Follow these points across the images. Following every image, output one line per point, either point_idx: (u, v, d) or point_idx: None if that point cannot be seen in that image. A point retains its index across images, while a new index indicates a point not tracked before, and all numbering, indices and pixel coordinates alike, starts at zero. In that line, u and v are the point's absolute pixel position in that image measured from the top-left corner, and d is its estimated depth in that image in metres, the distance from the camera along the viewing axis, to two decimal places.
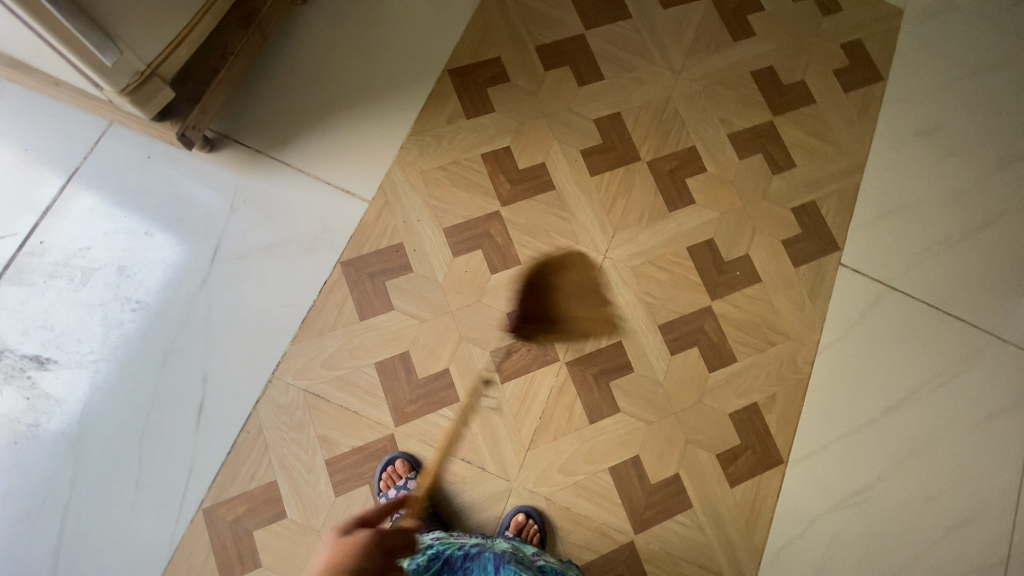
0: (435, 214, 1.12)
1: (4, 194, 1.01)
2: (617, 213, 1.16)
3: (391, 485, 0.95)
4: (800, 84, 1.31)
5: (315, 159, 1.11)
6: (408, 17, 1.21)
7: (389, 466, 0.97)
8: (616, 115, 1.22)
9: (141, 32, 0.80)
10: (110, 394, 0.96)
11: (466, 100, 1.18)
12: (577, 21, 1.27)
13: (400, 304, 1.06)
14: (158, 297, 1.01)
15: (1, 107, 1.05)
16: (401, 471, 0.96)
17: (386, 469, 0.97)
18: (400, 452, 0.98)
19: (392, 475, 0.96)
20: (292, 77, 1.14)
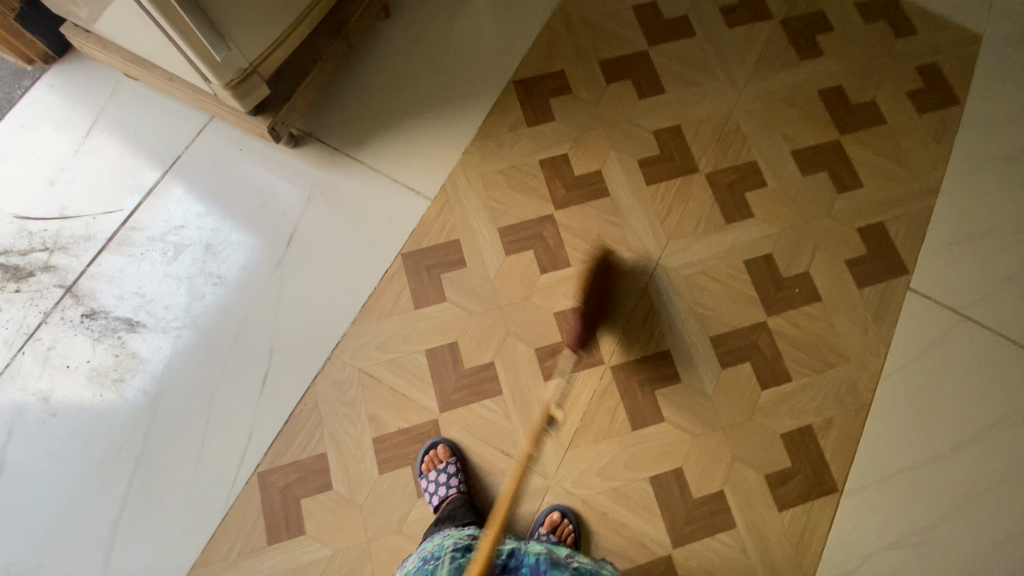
0: (492, 214, 1.17)
1: (117, 175, 1.15)
2: (672, 223, 1.16)
3: (432, 469, 0.98)
4: (870, 104, 1.28)
5: (386, 158, 1.19)
6: (479, 32, 1.29)
7: (432, 450, 0.99)
8: (676, 128, 1.23)
9: (248, 35, 0.91)
10: (186, 359, 1.04)
11: (529, 109, 1.24)
12: (641, 38, 1.30)
13: (453, 297, 1.10)
14: (236, 275, 1.10)
15: (123, 100, 1.20)
16: (443, 456, 0.98)
17: (429, 453, 0.99)
18: (442, 438, 1.00)
19: (433, 458, 0.98)
20: (370, 83, 1.23)
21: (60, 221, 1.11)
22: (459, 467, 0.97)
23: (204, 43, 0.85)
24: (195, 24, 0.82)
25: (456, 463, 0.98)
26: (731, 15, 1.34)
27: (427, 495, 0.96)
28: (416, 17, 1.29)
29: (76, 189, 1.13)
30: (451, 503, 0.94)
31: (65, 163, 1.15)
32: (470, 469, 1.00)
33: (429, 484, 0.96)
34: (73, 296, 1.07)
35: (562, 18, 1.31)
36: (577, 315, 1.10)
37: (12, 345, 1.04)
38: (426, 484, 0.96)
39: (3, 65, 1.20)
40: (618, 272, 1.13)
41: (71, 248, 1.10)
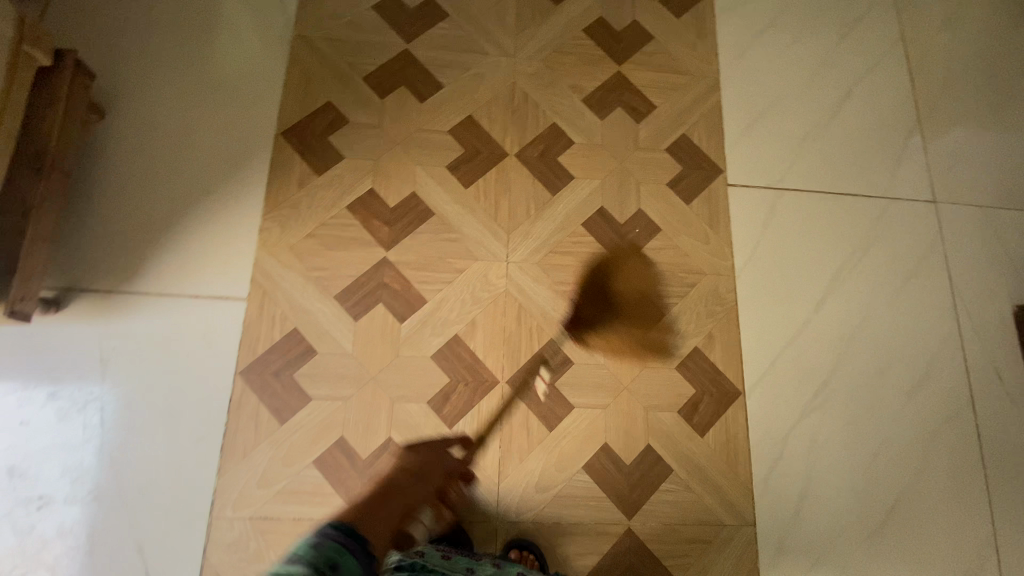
0: (321, 284, 1.05)
1: None
2: (504, 215, 1.13)
3: None
4: (634, 25, 1.30)
5: (175, 276, 1.02)
6: (220, 95, 1.13)
7: (397, 473, 0.96)
8: (469, 118, 1.18)
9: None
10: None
11: (311, 156, 1.11)
12: (397, 37, 1.21)
13: (319, 391, 0.99)
14: (56, 486, 0.91)
15: None
16: (410, 477, 0.95)
17: (394, 478, 0.95)
18: (404, 458, 0.97)
19: (401, 481, 0.95)
20: (118, 201, 1.05)
21: None
22: (428, 484, 0.95)
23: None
24: None
25: (426, 482, 0.94)
26: None
27: None
28: (139, 105, 1.10)
29: None
30: (426, 524, 0.91)
31: None
32: (441, 481, 0.98)
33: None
34: None
35: (305, 45, 1.18)
36: (453, 348, 1.04)
37: None
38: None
39: None
40: (473, 286, 1.08)
41: None
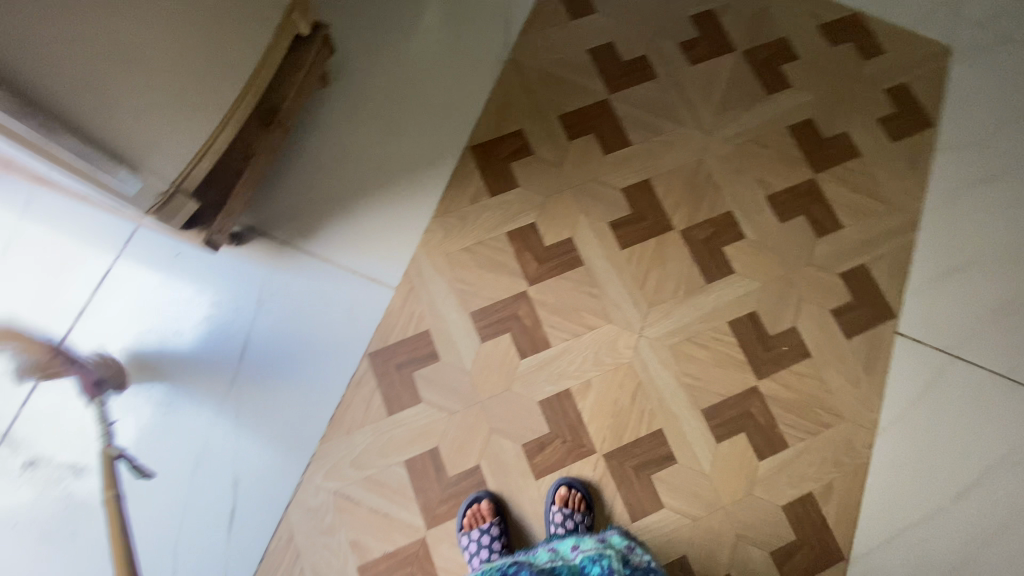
0: (461, 298, 1.09)
1: (38, 298, 1.03)
2: (651, 288, 1.10)
3: (473, 526, 0.95)
4: (842, 136, 1.23)
5: (340, 248, 1.10)
6: (428, 95, 1.20)
7: (475, 505, 0.97)
8: (646, 182, 1.17)
9: (147, 146, 0.79)
10: (143, 503, 0.95)
11: (490, 176, 1.16)
12: (602, 86, 1.23)
13: (428, 397, 1.04)
14: (189, 400, 1.00)
15: (38, 211, 1.08)
16: (487, 514, 0.96)
17: (471, 507, 0.97)
18: (485, 492, 0.98)
19: (477, 514, 0.96)
20: (315, 166, 1.14)
21: None
22: (501, 528, 0.95)
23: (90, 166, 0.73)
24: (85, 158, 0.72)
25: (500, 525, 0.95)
26: (693, 51, 1.27)
27: (466, 553, 0.95)
28: (357, 85, 1.20)
29: None
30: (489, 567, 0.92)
31: None
32: (512, 526, 0.98)
33: (470, 542, 0.94)
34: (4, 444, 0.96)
35: (515, 70, 1.23)
36: (562, 401, 1.04)
37: None
38: (466, 542, 0.95)
39: None
40: (600, 348, 1.07)
41: None
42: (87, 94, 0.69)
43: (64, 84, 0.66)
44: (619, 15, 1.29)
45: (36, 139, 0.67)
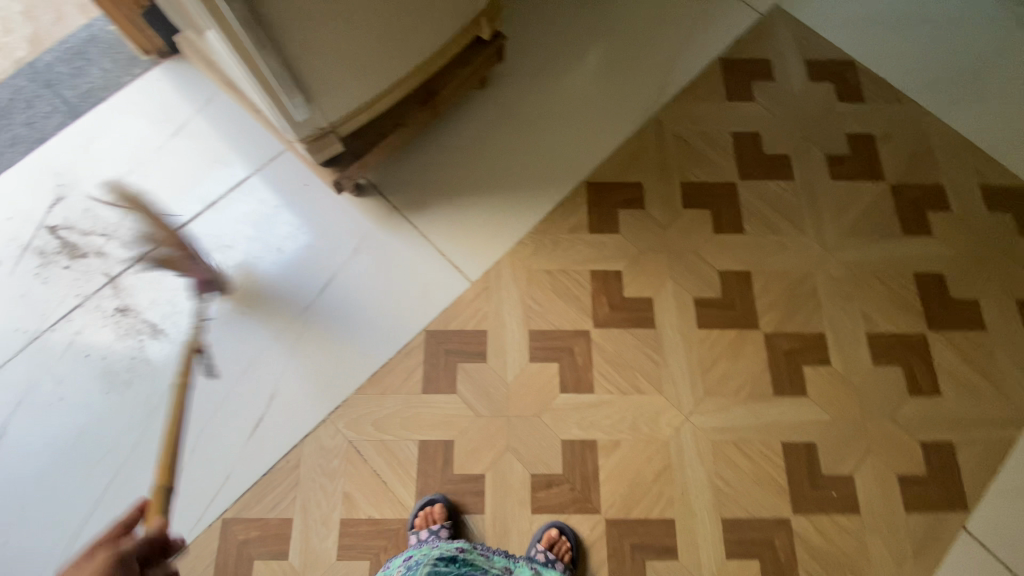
0: (526, 313, 1.11)
1: (185, 179, 1.18)
2: (715, 377, 1.07)
3: (423, 526, 0.95)
4: (971, 303, 1.14)
5: (440, 230, 1.18)
6: (569, 123, 1.25)
7: (428, 507, 0.97)
8: (747, 273, 1.14)
9: (318, 86, 0.88)
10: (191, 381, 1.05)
11: (595, 214, 1.18)
12: (734, 169, 1.22)
13: (464, 392, 1.06)
14: (266, 310, 1.10)
15: (212, 107, 1.23)
16: (438, 516, 0.96)
17: (424, 508, 0.97)
18: (440, 495, 0.98)
19: (428, 515, 0.96)
20: (448, 151, 1.23)
21: (124, 212, 1.15)
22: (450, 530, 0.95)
23: (272, 83, 0.82)
24: (280, 83, 0.82)
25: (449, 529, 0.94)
26: (838, 167, 1.24)
27: None
28: (509, 93, 1.27)
29: (148, 183, 1.18)
30: None
31: (147, 156, 1.20)
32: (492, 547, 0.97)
33: (412, 536, 0.94)
34: (111, 286, 1.10)
35: (656, 126, 1.26)
36: (585, 449, 1.02)
37: (46, 318, 1.08)
38: (413, 541, 0.94)
39: (125, 51, 1.29)
40: (640, 414, 1.04)
41: (125, 240, 1.13)
42: (298, 28, 0.78)
43: (287, 15, 0.75)
44: (776, 109, 1.29)
45: (253, 52, 0.77)
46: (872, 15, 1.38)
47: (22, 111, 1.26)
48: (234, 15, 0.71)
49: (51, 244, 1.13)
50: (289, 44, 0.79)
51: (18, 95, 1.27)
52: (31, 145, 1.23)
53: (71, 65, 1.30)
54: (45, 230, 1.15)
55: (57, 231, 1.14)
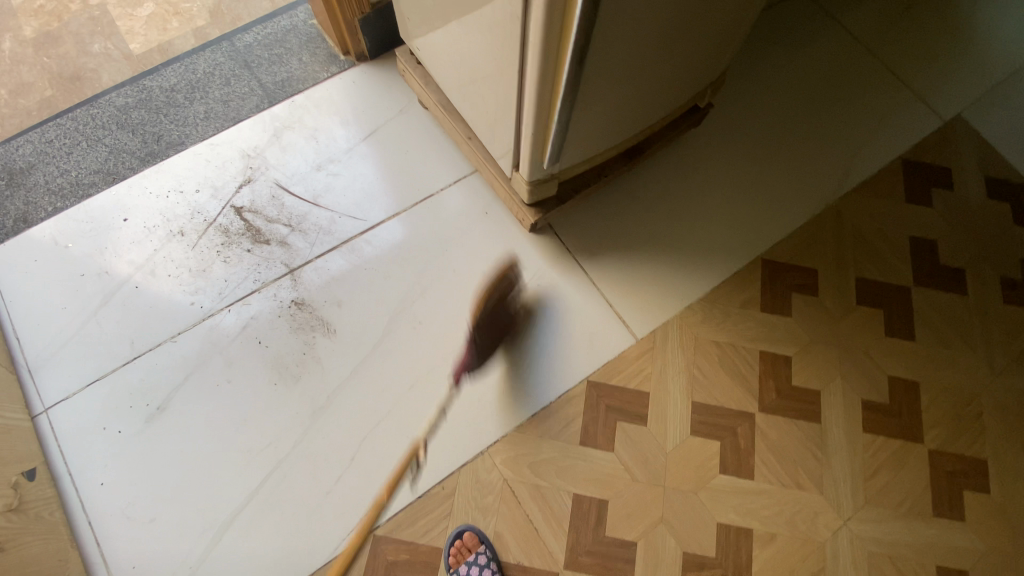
0: (690, 382, 1.10)
1: (372, 185, 1.21)
2: (876, 485, 1.05)
3: (460, 562, 0.95)
4: None
5: (611, 280, 1.16)
6: (750, 197, 1.24)
7: (457, 539, 0.96)
8: (914, 383, 1.13)
9: (579, 136, 0.87)
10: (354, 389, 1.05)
11: (768, 293, 1.17)
12: (909, 273, 1.21)
13: (621, 451, 1.04)
14: (436, 330, 1.10)
15: (406, 121, 1.27)
16: (471, 546, 0.96)
17: (454, 543, 0.96)
18: (465, 524, 0.98)
19: (461, 549, 0.96)
20: (629, 203, 1.21)
21: (310, 207, 1.18)
22: (489, 556, 0.95)
23: (551, 129, 0.82)
24: (557, 134, 0.82)
25: (486, 553, 0.95)
26: (1013, 290, 1.22)
27: None
28: (695, 155, 1.26)
29: (336, 183, 1.21)
30: None
31: (336, 155, 1.23)
32: None
33: None
34: (290, 278, 1.11)
35: (834, 215, 1.25)
36: (740, 535, 1.00)
37: (223, 297, 1.10)
38: None
39: (324, 48, 1.33)
40: (799, 510, 1.02)
41: (308, 234, 1.15)
42: (601, 81, 0.77)
43: (602, 70, 0.75)
44: (954, 219, 1.27)
45: (553, 103, 0.77)
46: None
47: (219, 87, 1.28)
48: (566, 66, 0.70)
49: (235, 225, 1.15)
50: (585, 95, 0.78)
51: (215, 70, 1.29)
52: (225, 123, 1.24)
53: (269, 50, 1.32)
54: (231, 209, 1.16)
55: (242, 212, 1.16)
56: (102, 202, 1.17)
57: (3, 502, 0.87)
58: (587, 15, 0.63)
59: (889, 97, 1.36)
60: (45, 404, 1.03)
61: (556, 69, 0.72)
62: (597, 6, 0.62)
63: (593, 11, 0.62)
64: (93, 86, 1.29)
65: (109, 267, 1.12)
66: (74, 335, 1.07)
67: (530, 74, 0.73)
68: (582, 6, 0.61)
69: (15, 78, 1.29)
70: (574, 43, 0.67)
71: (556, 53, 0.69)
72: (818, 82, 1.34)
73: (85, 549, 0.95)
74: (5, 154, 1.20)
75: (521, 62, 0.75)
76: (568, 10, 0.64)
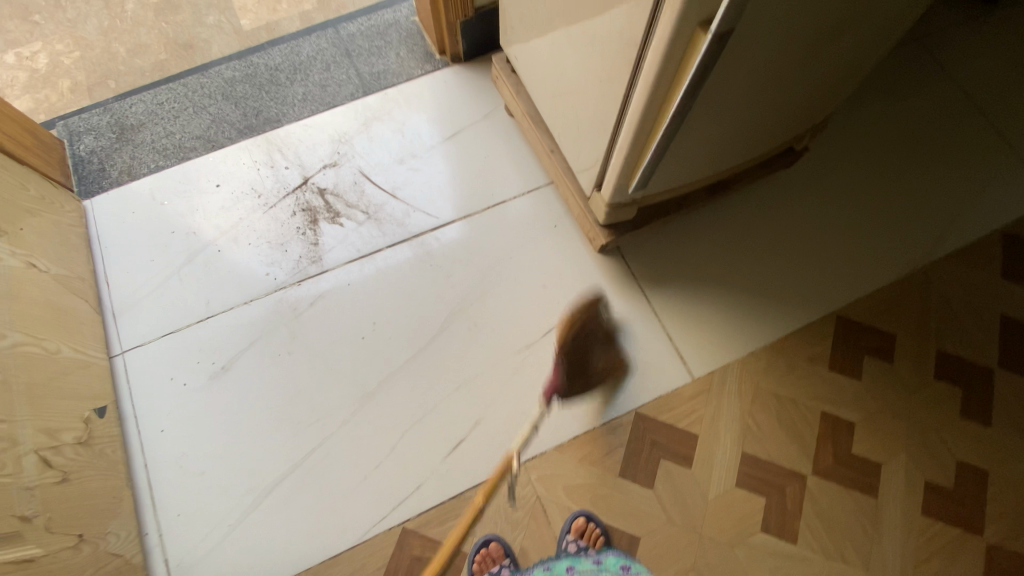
0: (742, 431, 1.06)
1: (445, 185, 1.23)
2: (930, 575, 0.98)
3: (483, 570, 0.96)
4: None
5: (673, 313, 1.14)
6: (832, 250, 1.18)
7: (483, 547, 0.97)
8: (988, 473, 1.04)
9: (671, 167, 0.86)
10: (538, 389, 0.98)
11: (837, 352, 1.11)
12: (997, 355, 1.13)
13: (660, 489, 1.02)
14: (491, 336, 1.11)
15: (489, 126, 1.29)
16: (495, 556, 0.97)
17: (479, 551, 0.97)
18: (491, 534, 0.98)
19: (485, 557, 0.97)
20: (702, 237, 1.18)
21: (388, 197, 1.21)
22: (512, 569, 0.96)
23: (646, 157, 0.81)
24: (651, 164, 0.81)
25: (509, 566, 0.96)
26: None
27: None
28: (778, 199, 1.21)
29: (414, 177, 1.24)
30: None
31: (419, 150, 1.26)
32: None
33: None
34: (359, 263, 1.15)
35: (921, 280, 1.18)
36: None
37: (293, 272, 1.14)
38: None
39: (421, 45, 1.37)
40: None
41: (381, 223, 1.19)
42: (708, 115, 0.75)
43: (710, 108, 0.73)
44: None
45: (654, 134, 0.77)
46: None
47: (319, 71, 1.33)
48: (676, 101, 0.70)
49: (316, 203, 1.20)
50: (687, 130, 0.77)
51: (318, 55, 1.35)
52: (319, 106, 1.29)
53: (370, 42, 1.36)
54: (314, 189, 1.21)
55: (324, 193, 1.21)
56: (198, 166, 1.24)
57: (74, 435, 0.92)
58: (711, 53, 0.62)
59: (997, 163, 1.27)
60: (122, 347, 1.10)
61: (664, 101, 0.72)
62: (722, 45, 0.61)
63: (718, 49, 0.61)
64: (204, 55, 1.37)
65: (196, 229, 1.18)
66: (156, 287, 1.14)
67: (636, 102, 0.73)
68: (708, 44, 0.61)
69: (135, 39, 1.38)
70: (690, 79, 0.66)
71: (669, 85, 0.69)
72: (920, 139, 1.27)
73: (137, 490, 1.01)
74: (119, 109, 1.30)
75: (629, 89, 0.75)
76: (690, 45, 0.63)
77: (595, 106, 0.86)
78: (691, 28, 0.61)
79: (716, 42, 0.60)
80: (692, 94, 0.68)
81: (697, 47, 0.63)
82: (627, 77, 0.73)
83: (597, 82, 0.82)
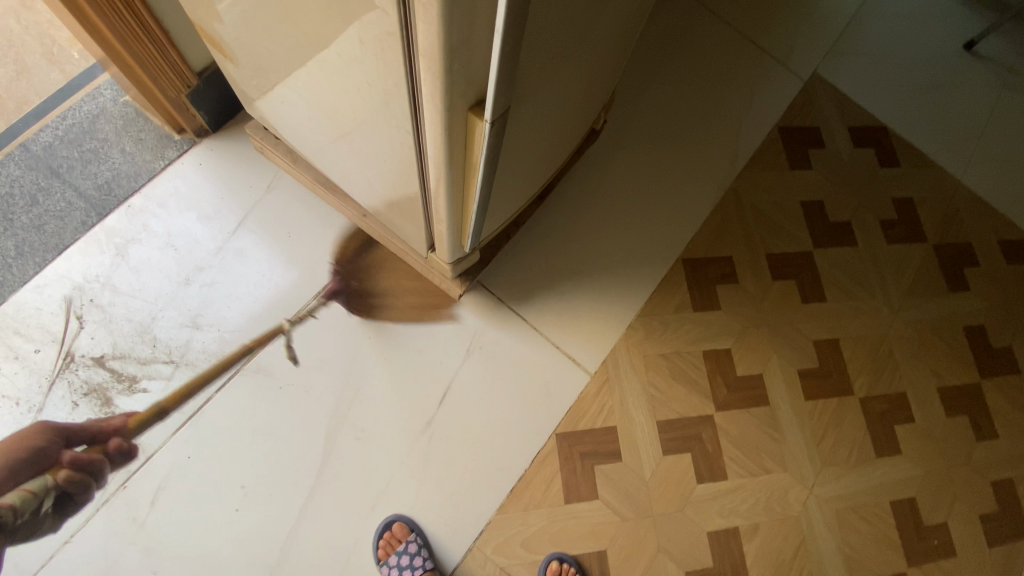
0: (650, 403, 1.10)
1: (254, 289, 1.04)
2: (827, 447, 1.14)
3: None
4: (1009, 350, 1.28)
5: (550, 321, 1.11)
6: (659, 200, 1.24)
7: None
8: (835, 340, 1.22)
9: (495, 207, 0.80)
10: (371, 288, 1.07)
11: (696, 293, 1.19)
12: (807, 238, 1.30)
13: (605, 496, 1.03)
14: (384, 432, 1.00)
15: (278, 198, 1.09)
16: None
17: None
18: None
19: None
20: (547, 236, 1.16)
21: (191, 331, 1.00)
22: None
23: (470, 215, 0.73)
24: (477, 226, 0.75)
25: None
26: (889, 230, 1.34)
27: None
28: (598, 171, 1.23)
29: (213, 295, 1.02)
30: None
31: (205, 261, 1.04)
32: None
33: None
34: (191, 425, 0.95)
35: (733, 198, 1.29)
36: (729, 537, 1.05)
37: (114, 475, 0.91)
38: None
39: (148, 126, 1.08)
40: (771, 492, 1.09)
41: (198, 367, 0.98)
42: (511, 162, 0.69)
43: (509, 158, 0.68)
44: (831, 176, 1.36)
45: (468, 205, 0.70)
46: (899, 77, 1.47)
47: (24, 209, 1.01)
48: (478, 179, 0.63)
49: (101, 377, 0.95)
50: (498, 184, 0.71)
51: (12, 188, 1.02)
52: (47, 255, 0.99)
53: (79, 147, 1.05)
54: (89, 362, 0.96)
55: (104, 362, 0.96)
56: None
57: None
58: (495, 136, 0.55)
59: (755, 67, 1.40)
60: None
61: (464, 180, 0.64)
62: (503, 123, 0.54)
63: (499, 129, 0.55)
64: None
65: None
66: None
67: (436, 184, 0.65)
68: (489, 131, 0.54)
69: None
70: (484, 161, 0.59)
71: (462, 157, 0.60)
72: (690, 67, 1.36)
73: None
74: None
75: (422, 164, 0.67)
76: (470, 130, 0.56)
77: (396, 174, 0.75)
78: (464, 117, 0.53)
79: (496, 125, 0.53)
80: (493, 161, 0.60)
81: (477, 131, 0.55)
82: (414, 155, 0.66)
83: (389, 150, 0.71)
